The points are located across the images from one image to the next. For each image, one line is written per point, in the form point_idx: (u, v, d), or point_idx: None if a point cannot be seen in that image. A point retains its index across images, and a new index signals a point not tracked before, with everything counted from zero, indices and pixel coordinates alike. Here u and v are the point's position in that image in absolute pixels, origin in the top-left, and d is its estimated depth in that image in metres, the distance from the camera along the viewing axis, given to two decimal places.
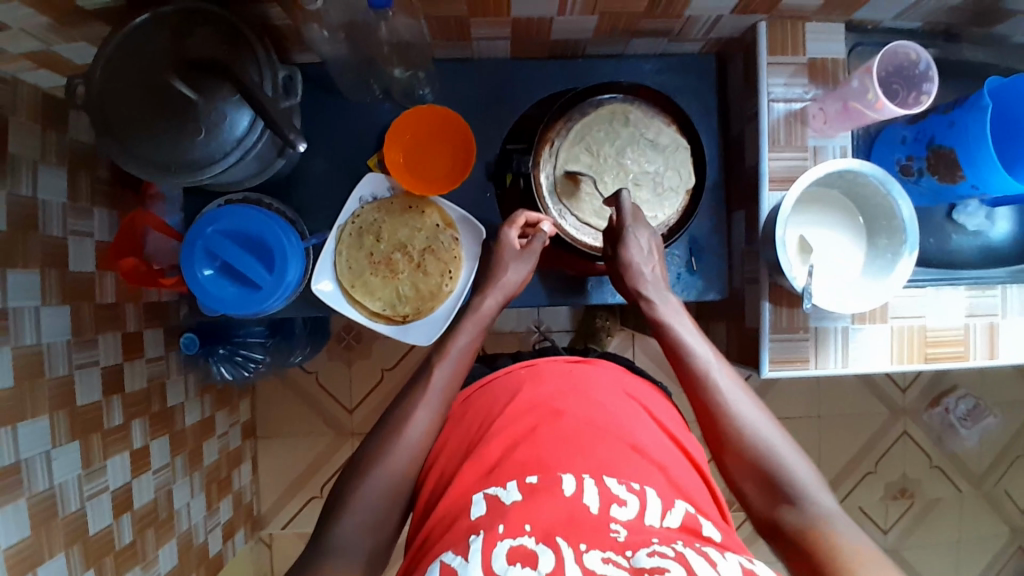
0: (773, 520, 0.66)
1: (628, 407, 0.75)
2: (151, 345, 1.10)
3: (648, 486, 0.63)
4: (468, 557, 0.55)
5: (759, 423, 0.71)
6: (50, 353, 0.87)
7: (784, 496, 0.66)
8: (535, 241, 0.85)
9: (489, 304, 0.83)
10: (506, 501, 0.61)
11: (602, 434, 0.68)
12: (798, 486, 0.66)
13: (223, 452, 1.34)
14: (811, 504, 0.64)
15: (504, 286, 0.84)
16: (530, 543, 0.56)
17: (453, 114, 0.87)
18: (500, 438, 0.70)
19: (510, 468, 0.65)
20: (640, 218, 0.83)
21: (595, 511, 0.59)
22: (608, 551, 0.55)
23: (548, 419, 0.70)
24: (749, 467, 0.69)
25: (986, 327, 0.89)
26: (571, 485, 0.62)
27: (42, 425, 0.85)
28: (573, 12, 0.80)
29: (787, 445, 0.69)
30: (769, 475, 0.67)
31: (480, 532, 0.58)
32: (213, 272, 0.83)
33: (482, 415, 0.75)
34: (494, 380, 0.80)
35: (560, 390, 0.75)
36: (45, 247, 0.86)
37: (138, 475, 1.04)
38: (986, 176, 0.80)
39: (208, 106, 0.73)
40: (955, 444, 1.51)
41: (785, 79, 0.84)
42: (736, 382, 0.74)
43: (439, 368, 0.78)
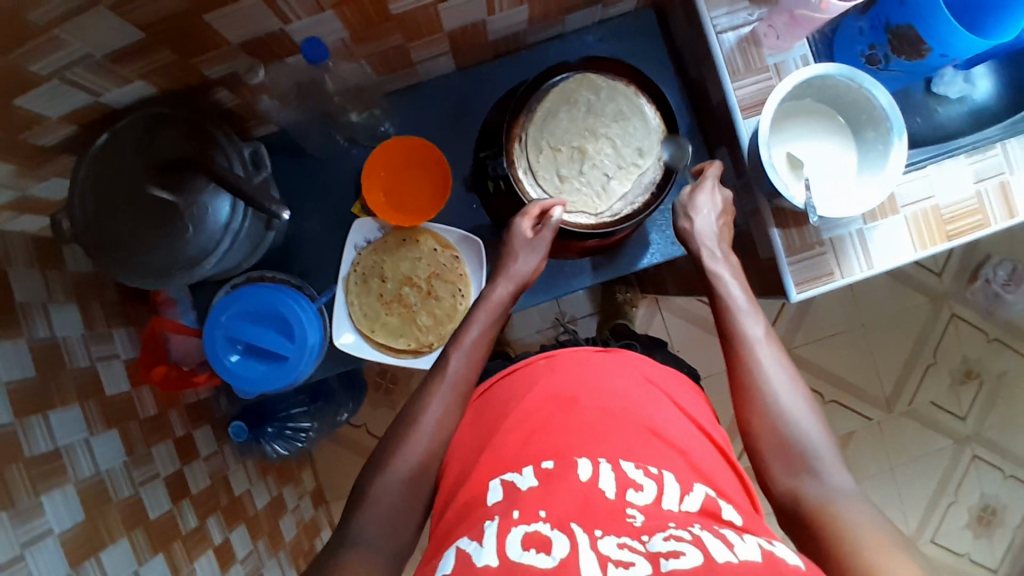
0: (792, 492, 0.66)
1: (648, 394, 0.74)
2: (203, 444, 1.12)
3: (666, 471, 0.64)
4: (483, 542, 0.56)
5: (793, 399, 0.70)
6: (111, 478, 0.88)
7: (807, 470, 0.66)
8: (546, 228, 0.84)
9: (498, 292, 0.83)
10: (523, 487, 0.62)
11: (618, 418, 0.69)
12: (823, 464, 0.66)
13: (301, 525, 1.35)
14: (829, 483, 0.65)
15: (518, 277, 0.84)
16: (545, 529, 0.55)
17: (420, 141, 0.89)
18: (517, 431, 0.70)
19: (529, 457, 0.66)
20: (694, 211, 0.84)
21: (611, 496, 0.60)
22: (623, 537, 0.55)
23: (563, 408, 0.71)
24: (774, 439, 0.69)
25: (998, 188, 0.87)
26: (588, 471, 0.62)
27: (123, 547, 0.86)
28: (503, 8, 0.81)
29: (821, 429, 0.69)
30: (795, 452, 0.67)
31: (497, 518, 0.59)
32: (239, 356, 0.84)
33: (500, 409, 0.75)
34: (515, 370, 0.80)
35: (577, 381, 0.75)
36: (77, 380, 0.89)
37: (227, 569, 1.05)
38: (951, 43, 0.79)
39: (189, 203, 0.75)
40: (1006, 311, 1.48)
41: (726, 8, 0.83)
42: (777, 355, 0.74)
43: (453, 358, 0.78)
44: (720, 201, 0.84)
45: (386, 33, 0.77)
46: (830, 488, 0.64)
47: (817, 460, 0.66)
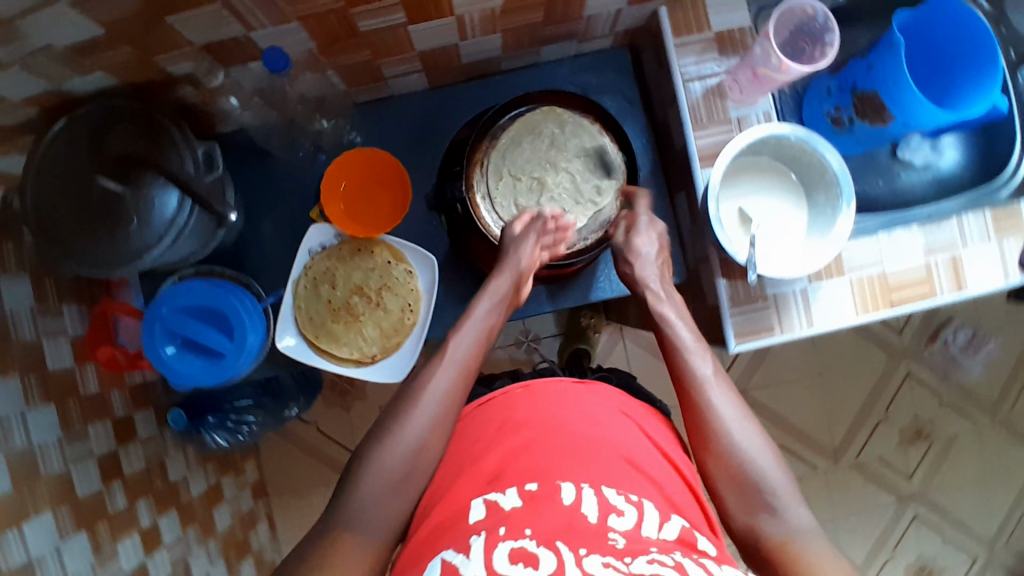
0: (750, 528, 0.67)
1: (623, 424, 0.75)
2: (142, 426, 1.12)
3: (646, 499, 0.66)
4: (470, 554, 0.57)
5: (750, 440, 0.70)
6: (43, 452, 0.88)
7: (762, 507, 0.67)
8: (536, 226, 0.83)
9: (501, 284, 0.81)
10: (505, 507, 0.63)
11: (600, 447, 0.70)
12: (781, 499, 0.67)
13: (237, 516, 1.35)
14: (788, 519, 0.66)
15: (519, 269, 0.82)
16: (530, 545, 0.56)
17: (383, 154, 0.90)
18: (498, 450, 0.71)
19: (513, 476, 0.67)
20: (638, 232, 0.85)
21: (593, 520, 0.60)
22: (607, 556, 0.55)
23: (543, 435, 0.72)
24: (732, 476, 0.69)
25: (948, 262, 0.88)
26: (570, 494, 0.63)
27: (46, 522, 0.86)
28: (475, 34, 0.81)
29: (775, 460, 0.70)
30: (755, 487, 0.68)
31: (482, 532, 0.59)
32: (175, 349, 0.84)
33: (473, 439, 0.75)
34: (492, 400, 0.79)
35: (554, 408, 0.76)
36: (23, 352, 0.88)
37: (152, 552, 1.05)
38: (914, 113, 0.80)
39: (137, 196, 0.75)
40: (961, 376, 1.49)
41: (695, 57, 0.84)
42: (728, 392, 0.74)
43: (455, 343, 0.76)
44: (657, 236, 0.86)
45: (354, 48, 0.77)
46: (789, 526, 0.66)
47: (775, 499, 0.67)
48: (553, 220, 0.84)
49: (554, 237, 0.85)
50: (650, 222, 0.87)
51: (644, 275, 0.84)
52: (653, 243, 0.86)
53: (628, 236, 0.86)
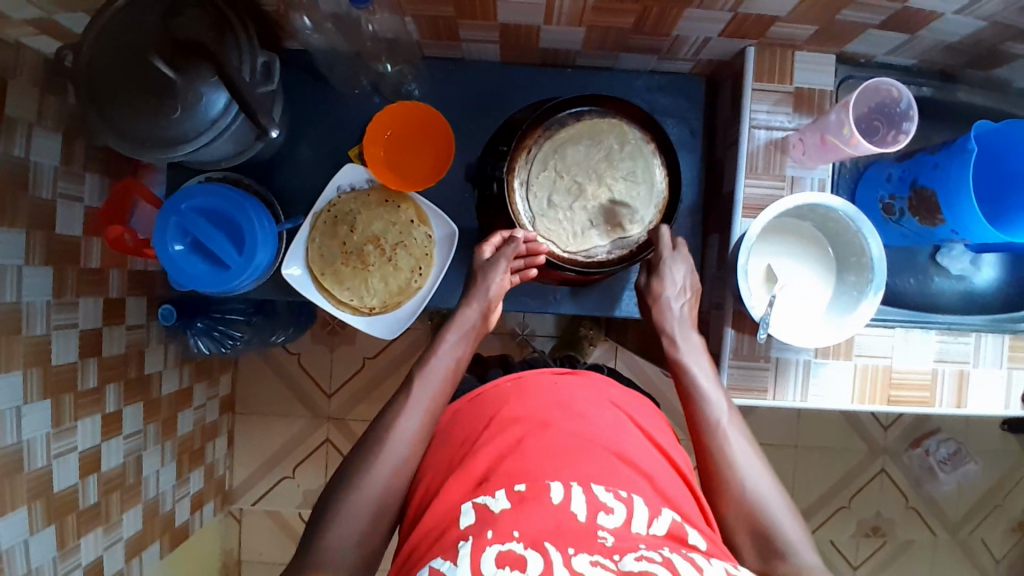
0: (766, 574, 0.67)
1: (614, 420, 0.75)
2: (133, 313, 1.12)
3: (635, 494, 0.65)
4: (457, 562, 0.58)
5: (764, 482, 0.72)
6: (29, 313, 0.89)
7: (775, 552, 0.67)
8: (509, 247, 0.85)
9: (469, 313, 0.85)
10: (494, 509, 0.62)
11: (588, 446, 0.69)
12: (792, 545, 0.67)
13: (199, 424, 1.37)
14: (798, 562, 0.66)
15: (487, 297, 0.86)
16: (519, 548, 0.58)
17: (431, 110, 0.88)
18: (486, 451, 0.70)
19: (498, 480, 0.65)
20: (664, 270, 0.86)
21: (582, 519, 0.61)
22: (596, 555, 0.58)
23: (533, 431, 0.71)
24: (746, 522, 0.70)
25: (955, 374, 0.87)
26: (559, 493, 0.63)
27: (15, 381, 0.87)
28: (560, 22, 0.80)
29: (786, 505, 0.71)
30: (766, 536, 0.68)
31: (470, 537, 0.60)
32: (184, 247, 0.84)
33: (464, 435, 0.75)
34: (481, 395, 0.80)
35: (545, 403, 0.75)
36: (32, 209, 0.89)
37: (108, 437, 1.07)
38: (967, 224, 0.79)
39: (186, 86, 0.74)
40: (933, 487, 1.49)
41: (769, 105, 0.84)
42: (743, 436, 0.76)
43: (420, 384, 0.78)
44: (690, 282, 0.87)
45: (438, 3, 0.76)
46: (804, 566, 0.66)
47: (787, 543, 0.68)
48: (527, 242, 0.85)
49: (525, 262, 0.86)
50: (676, 253, 0.87)
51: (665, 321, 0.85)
52: (679, 283, 0.87)
53: (651, 278, 0.88)
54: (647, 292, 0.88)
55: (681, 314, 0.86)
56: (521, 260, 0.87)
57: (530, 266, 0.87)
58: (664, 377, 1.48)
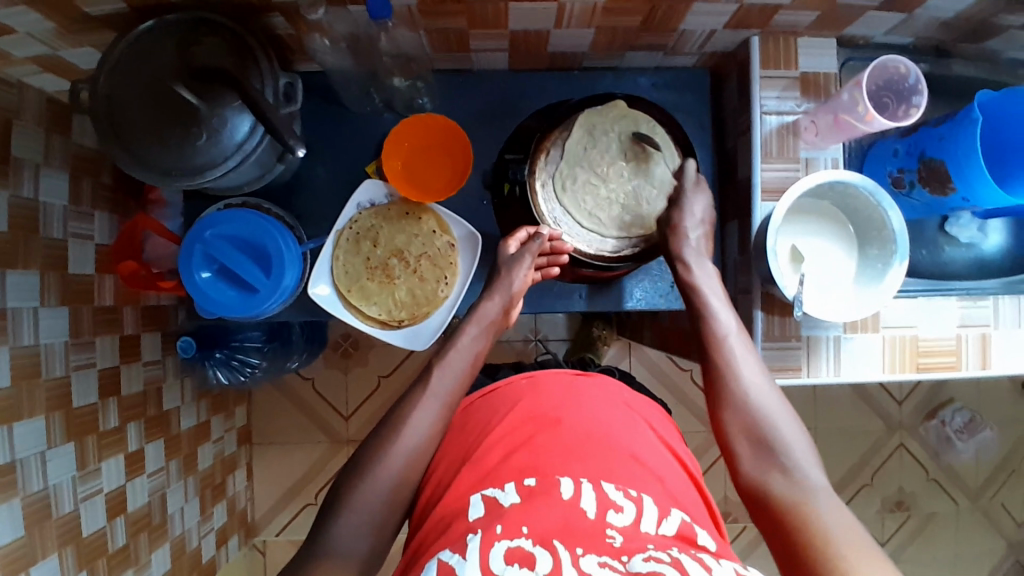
0: (760, 486, 0.69)
1: (625, 417, 0.76)
2: (148, 349, 1.10)
3: (645, 494, 0.65)
4: (466, 555, 0.57)
5: (770, 401, 0.74)
6: (48, 354, 0.87)
7: (772, 458, 0.70)
8: (534, 243, 0.86)
9: (490, 306, 0.86)
10: (505, 503, 0.63)
11: (599, 443, 0.70)
12: (794, 461, 0.69)
13: (218, 458, 1.34)
14: (797, 475, 0.68)
15: (510, 291, 0.87)
16: (528, 545, 0.57)
17: (450, 123, 0.88)
18: (498, 445, 0.71)
19: (509, 473, 0.66)
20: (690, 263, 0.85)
21: (591, 516, 0.60)
22: (603, 556, 0.56)
23: (546, 427, 0.72)
24: (746, 429, 0.73)
25: (979, 338, 0.89)
26: (569, 490, 0.63)
27: (38, 425, 0.85)
28: (570, 25, 0.82)
29: (790, 418, 0.73)
30: (765, 440, 0.71)
31: (479, 531, 0.59)
32: (211, 274, 0.84)
33: (481, 424, 0.76)
34: (497, 391, 0.80)
35: (559, 401, 0.76)
36: (46, 250, 0.87)
37: (132, 477, 1.04)
38: (976, 189, 0.81)
39: (210, 112, 0.74)
40: (951, 457, 1.51)
41: (778, 92, 0.86)
42: (749, 347, 0.79)
43: (439, 375, 0.79)
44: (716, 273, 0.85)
45: (451, 14, 0.77)
46: (805, 484, 0.67)
47: (792, 459, 0.69)
48: (551, 241, 0.86)
49: (549, 260, 0.88)
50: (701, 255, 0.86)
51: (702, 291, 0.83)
52: (707, 270, 0.85)
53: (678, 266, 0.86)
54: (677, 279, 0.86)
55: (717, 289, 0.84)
56: (544, 258, 0.89)
57: (552, 264, 0.90)
58: (679, 371, 1.50)
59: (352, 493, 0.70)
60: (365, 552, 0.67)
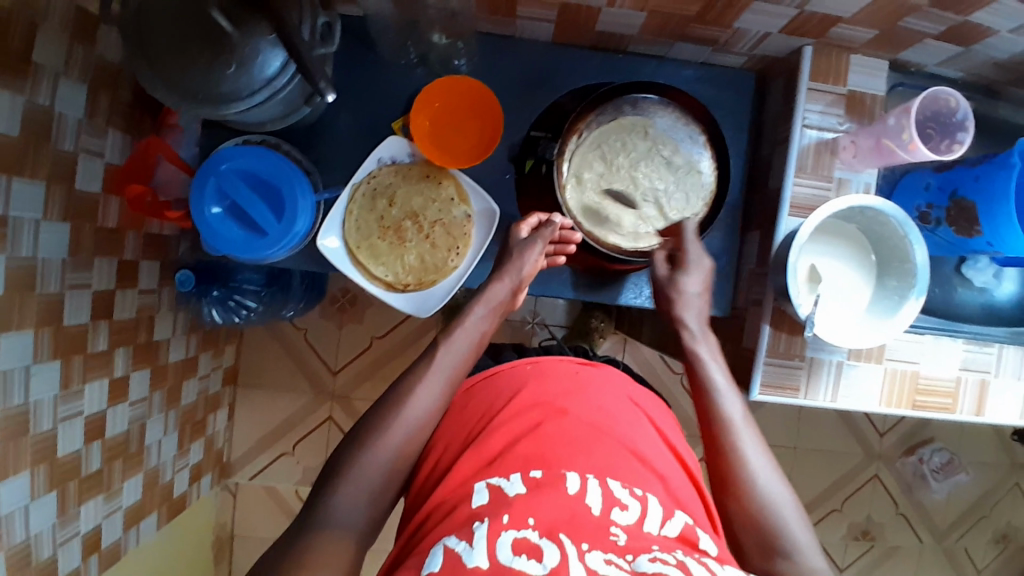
0: None
1: (630, 414, 0.75)
2: (146, 276, 1.08)
3: (649, 494, 0.64)
4: (473, 542, 0.55)
5: (773, 483, 0.71)
6: (44, 269, 0.85)
7: (781, 555, 0.66)
8: (545, 228, 0.85)
9: (499, 288, 0.84)
10: (509, 492, 0.62)
11: (604, 438, 0.69)
12: (797, 548, 0.67)
13: (201, 395, 1.33)
14: (806, 568, 0.65)
15: (519, 275, 0.85)
16: (534, 536, 0.56)
17: (484, 88, 0.86)
18: (502, 432, 0.70)
19: (514, 462, 0.65)
20: (687, 270, 0.84)
21: (597, 512, 0.60)
22: (609, 553, 0.56)
23: (552, 416, 0.71)
24: (753, 526, 0.69)
25: (977, 384, 0.89)
26: (576, 484, 0.62)
27: (27, 339, 0.84)
28: (623, 6, 0.79)
29: (798, 515, 0.69)
30: (771, 534, 0.67)
31: (485, 519, 0.58)
32: (221, 211, 0.82)
33: (483, 410, 0.75)
34: (500, 373, 0.80)
35: (565, 391, 0.75)
36: (54, 161, 0.85)
37: (114, 403, 1.03)
38: (1003, 236, 0.81)
39: (241, 41, 0.71)
40: (924, 495, 1.53)
41: (822, 106, 0.84)
42: (757, 440, 0.74)
43: (444, 353, 0.78)
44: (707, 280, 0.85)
45: None
46: (810, 574, 0.65)
47: (795, 548, 0.67)
48: (562, 229, 0.86)
49: (557, 248, 0.88)
50: (701, 258, 0.85)
51: (684, 313, 0.83)
52: (697, 287, 0.84)
53: (674, 271, 0.85)
54: (668, 285, 0.85)
55: (701, 308, 0.84)
56: (551, 245, 0.88)
57: (559, 253, 0.89)
58: (671, 372, 1.49)
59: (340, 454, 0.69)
60: (348, 510, 0.67)
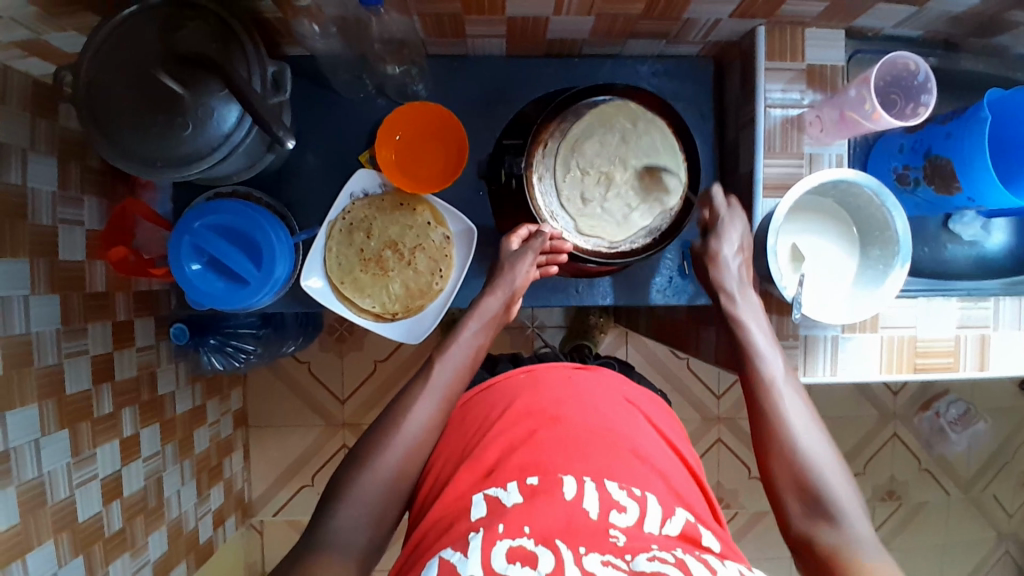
0: (806, 537, 0.65)
1: (625, 413, 0.75)
2: (141, 334, 1.09)
3: (648, 492, 0.64)
4: (467, 553, 0.57)
5: (815, 442, 0.69)
6: (39, 342, 0.86)
7: (824, 515, 0.65)
8: (535, 240, 0.85)
9: (491, 302, 0.84)
10: (506, 503, 0.62)
11: (599, 441, 0.69)
12: (841, 509, 0.65)
13: (213, 441, 1.35)
14: (847, 528, 0.64)
15: (512, 287, 0.84)
16: (529, 544, 0.57)
17: (448, 113, 0.87)
18: (499, 442, 0.70)
19: (510, 472, 0.66)
20: (720, 233, 0.81)
21: (594, 516, 0.60)
22: (607, 555, 0.57)
23: (546, 424, 0.71)
24: (796, 481, 0.67)
25: (977, 339, 0.89)
26: (572, 489, 0.63)
27: (31, 413, 0.85)
28: (569, 12, 0.79)
29: (842, 472, 0.68)
30: (814, 493, 0.66)
31: (481, 529, 0.60)
32: (200, 266, 0.82)
33: (479, 422, 0.76)
34: (494, 385, 0.79)
35: (559, 398, 0.75)
36: (34, 237, 0.85)
37: (127, 463, 1.05)
38: (983, 189, 0.79)
39: (195, 101, 0.72)
40: (944, 448, 1.52)
41: (782, 84, 0.84)
42: (799, 396, 0.73)
43: (439, 370, 0.78)
44: (749, 239, 0.81)
45: None
46: (853, 535, 0.63)
47: (839, 509, 0.65)
48: (550, 241, 0.85)
49: (548, 259, 0.86)
50: (733, 213, 0.82)
51: (723, 279, 0.79)
52: (736, 242, 0.80)
53: (708, 237, 0.81)
54: (703, 253, 0.81)
55: (739, 273, 0.80)
56: (542, 257, 0.86)
57: (550, 262, 0.87)
58: (675, 358, 1.49)
59: (347, 492, 0.70)
60: (360, 547, 0.67)
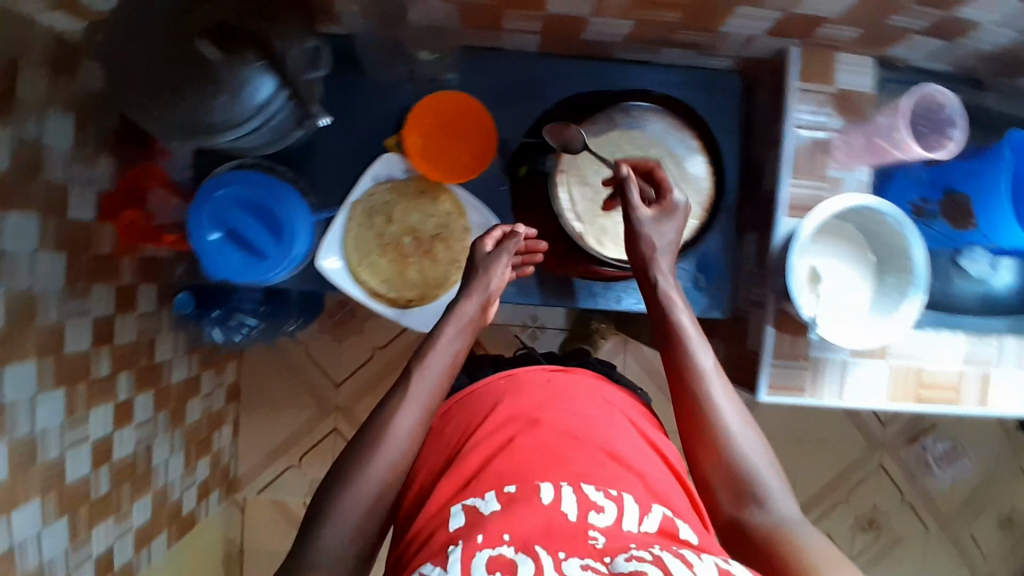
0: (737, 520, 0.67)
1: (606, 419, 0.75)
2: (143, 300, 1.08)
3: (625, 492, 0.64)
4: (447, 567, 0.55)
5: (742, 428, 0.71)
6: (43, 299, 0.85)
7: (751, 497, 0.67)
8: (511, 240, 0.85)
9: (467, 307, 0.81)
10: (485, 510, 0.62)
11: (578, 446, 0.69)
12: (766, 489, 0.67)
13: (205, 414, 1.34)
14: (774, 510, 0.66)
15: (487, 290, 0.82)
16: (509, 551, 0.55)
17: (478, 104, 0.87)
18: (479, 448, 0.70)
19: (489, 477, 0.66)
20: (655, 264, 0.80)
21: (573, 519, 0.60)
22: (586, 558, 0.55)
23: (524, 429, 0.71)
24: (726, 474, 0.69)
25: (980, 376, 0.89)
26: (549, 493, 0.62)
27: (29, 370, 0.83)
28: (608, 15, 0.79)
29: (762, 451, 0.70)
30: (740, 478, 0.68)
31: (460, 541, 0.58)
32: (220, 237, 0.82)
33: (462, 430, 0.75)
34: (476, 391, 0.80)
35: (538, 401, 0.75)
36: (47, 192, 0.84)
37: (119, 427, 1.03)
38: (999, 227, 0.81)
39: (231, 70, 0.70)
40: (928, 482, 1.54)
41: (812, 106, 0.84)
42: (727, 386, 0.73)
43: (417, 382, 0.74)
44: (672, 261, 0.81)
45: None
46: (776, 513, 0.66)
47: (763, 488, 0.67)
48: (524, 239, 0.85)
49: (523, 258, 0.88)
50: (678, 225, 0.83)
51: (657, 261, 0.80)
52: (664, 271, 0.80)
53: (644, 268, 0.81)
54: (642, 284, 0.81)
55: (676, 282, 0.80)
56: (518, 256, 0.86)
57: (527, 262, 0.88)
58: None
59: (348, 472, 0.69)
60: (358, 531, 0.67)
